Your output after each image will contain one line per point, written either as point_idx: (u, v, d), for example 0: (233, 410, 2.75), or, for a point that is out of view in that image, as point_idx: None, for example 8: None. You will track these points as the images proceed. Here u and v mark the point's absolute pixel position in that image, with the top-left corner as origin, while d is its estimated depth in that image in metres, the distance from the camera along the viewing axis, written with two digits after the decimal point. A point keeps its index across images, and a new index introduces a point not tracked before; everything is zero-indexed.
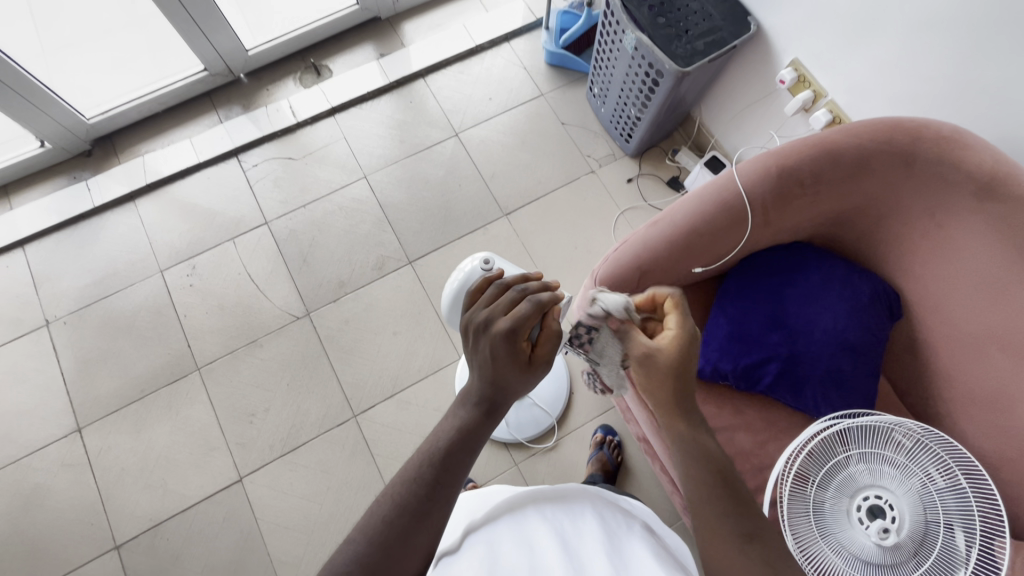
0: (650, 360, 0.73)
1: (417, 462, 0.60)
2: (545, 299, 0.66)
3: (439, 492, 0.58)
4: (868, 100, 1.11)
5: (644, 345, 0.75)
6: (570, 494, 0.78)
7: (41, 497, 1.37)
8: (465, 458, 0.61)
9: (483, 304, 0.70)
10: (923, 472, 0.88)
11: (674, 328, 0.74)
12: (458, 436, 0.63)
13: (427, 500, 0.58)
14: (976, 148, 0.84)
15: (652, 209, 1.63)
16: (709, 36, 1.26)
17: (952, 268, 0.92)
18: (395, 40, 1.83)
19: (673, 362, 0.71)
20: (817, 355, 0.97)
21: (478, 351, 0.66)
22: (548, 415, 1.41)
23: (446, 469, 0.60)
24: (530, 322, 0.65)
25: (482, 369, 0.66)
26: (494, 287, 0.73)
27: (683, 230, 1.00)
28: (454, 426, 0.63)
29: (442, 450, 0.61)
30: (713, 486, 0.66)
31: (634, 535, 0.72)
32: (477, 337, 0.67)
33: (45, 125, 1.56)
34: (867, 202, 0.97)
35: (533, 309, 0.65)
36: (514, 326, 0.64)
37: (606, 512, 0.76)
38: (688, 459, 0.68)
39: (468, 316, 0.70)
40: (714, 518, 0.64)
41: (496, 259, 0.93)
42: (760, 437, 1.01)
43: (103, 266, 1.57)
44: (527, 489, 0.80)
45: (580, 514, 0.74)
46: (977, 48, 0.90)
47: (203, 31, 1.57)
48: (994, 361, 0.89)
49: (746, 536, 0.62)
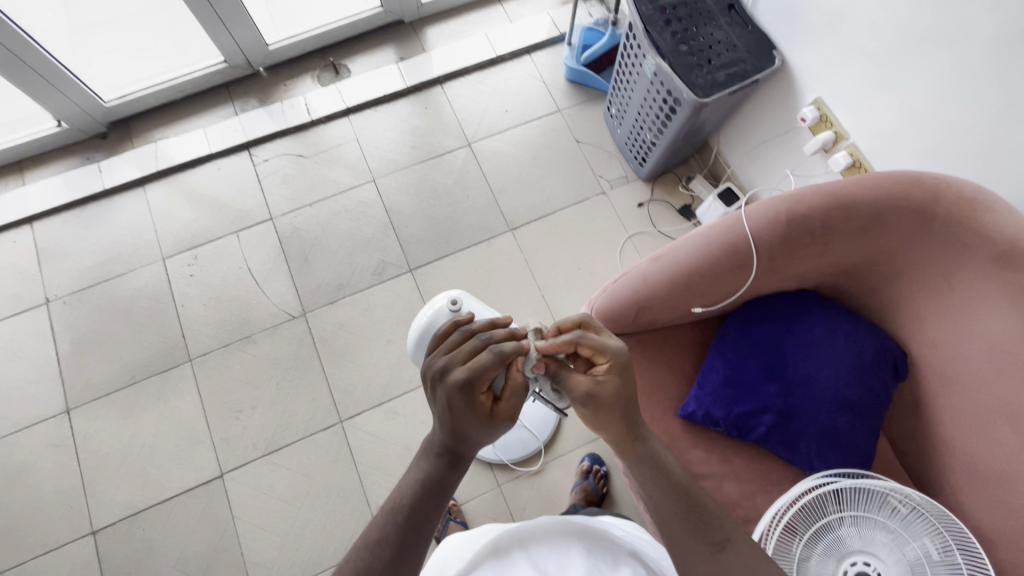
0: (598, 398, 0.70)
1: (383, 520, 0.61)
2: (508, 350, 0.63)
3: (405, 553, 0.59)
4: (891, 148, 1.07)
5: (584, 382, 0.71)
6: (554, 526, 0.76)
7: (24, 476, 1.37)
8: (434, 514, 0.62)
9: (445, 349, 0.68)
10: (917, 543, 0.83)
11: (609, 361, 0.71)
12: (424, 488, 0.63)
13: (394, 563, 0.58)
14: (998, 212, 0.80)
15: (661, 236, 1.60)
16: (731, 67, 1.23)
17: (963, 334, 0.87)
18: (416, 45, 1.82)
19: (620, 392, 0.70)
20: (814, 411, 0.93)
21: (437, 400, 0.65)
22: (534, 438, 1.38)
23: (413, 526, 0.60)
24: (489, 373, 0.63)
25: (442, 419, 0.65)
26: (459, 332, 0.70)
27: (683, 271, 0.97)
28: (418, 479, 0.64)
29: (410, 506, 0.62)
30: (678, 505, 0.68)
31: (622, 566, 0.71)
32: (435, 385, 0.65)
33: (63, 105, 1.57)
34: (877, 257, 0.93)
35: (492, 361, 0.63)
36: (472, 377, 0.62)
37: (593, 547, 0.73)
38: (651, 481, 0.70)
39: (428, 361, 0.68)
40: (685, 535, 0.66)
41: (463, 300, 1.00)
42: (748, 489, 0.97)
43: (107, 248, 1.58)
44: (512, 528, 0.78)
45: (566, 550, 0.72)
46: (1007, 106, 0.85)
47: (225, 23, 1.57)
48: (996, 435, 0.83)
49: (718, 546, 0.65)
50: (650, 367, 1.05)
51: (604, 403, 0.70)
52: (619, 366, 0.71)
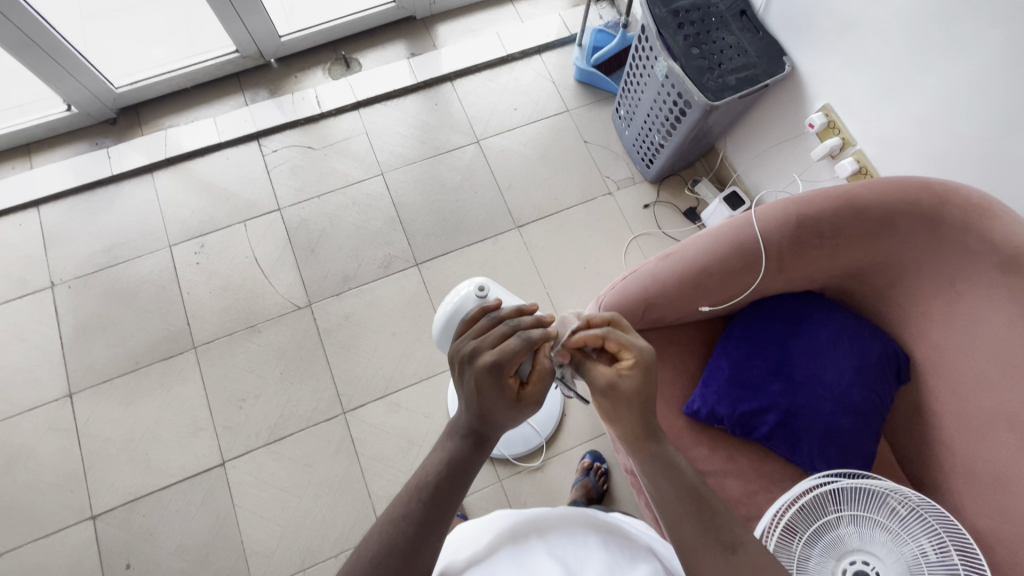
0: (617, 391, 0.73)
1: (406, 498, 0.62)
2: (536, 336, 0.65)
3: (428, 529, 0.60)
4: (897, 155, 1.09)
5: (606, 375, 0.74)
6: (569, 519, 0.75)
7: (24, 458, 1.37)
8: (455, 492, 0.64)
9: (473, 334, 0.70)
10: (915, 544, 0.84)
11: (632, 358, 0.73)
12: (448, 468, 0.65)
13: (417, 539, 0.59)
14: (1005, 219, 0.82)
15: (666, 237, 1.61)
16: (742, 72, 1.25)
17: (965, 338, 0.89)
18: (427, 41, 1.83)
19: (638, 388, 0.72)
20: (818, 411, 0.95)
21: (465, 382, 0.66)
22: (537, 434, 1.39)
23: (436, 505, 0.62)
24: (517, 358, 0.65)
25: (468, 401, 0.66)
26: (487, 318, 0.72)
27: (695, 268, 0.98)
28: (442, 459, 0.66)
29: (432, 484, 0.63)
30: (687, 502, 0.68)
31: (640, 561, 0.69)
32: (464, 368, 0.66)
33: (74, 90, 1.57)
34: (884, 261, 0.95)
35: (521, 346, 0.64)
36: (500, 360, 0.64)
37: (610, 539, 0.73)
38: (660, 477, 0.70)
39: (457, 345, 0.69)
40: (692, 531, 0.66)
41: (492, 286, 0.93)
42: (750, 486, 0.98)
43: (113, 234, 1.58)
44: (528, 518, 0.77)
45: (584, 542, 0.71)
46: (1013, 117, 0.87)
47: (239, 14, 1.57)
48: (996, 438, 0.85)
49: (731, 548, 0.65)
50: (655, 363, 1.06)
51: (621, 398, 0.73)
52: (641, 365, 0.72)
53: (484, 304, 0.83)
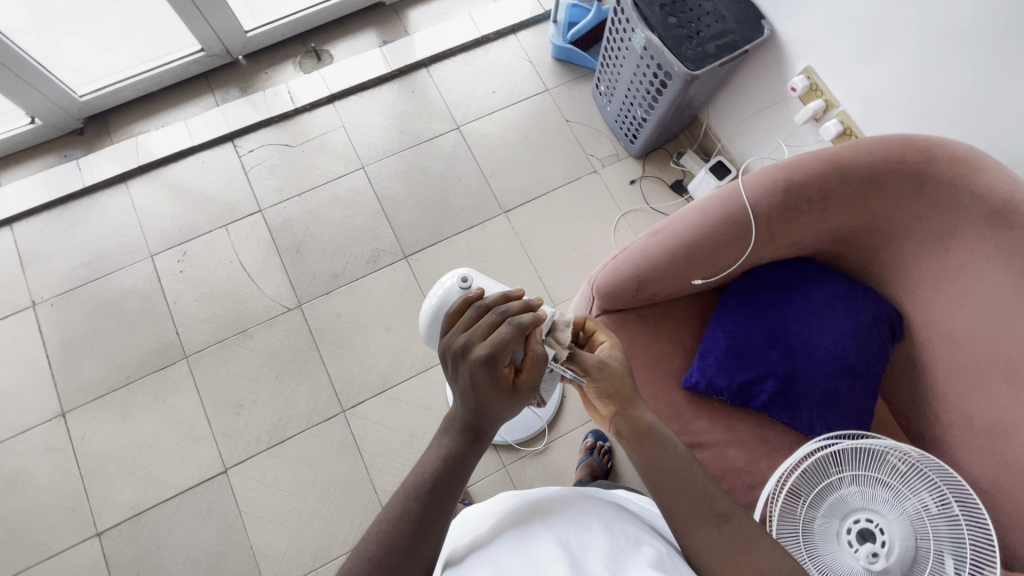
0: (608, 369, 0.78)
1: (407, 495, 0.62)
2: (526, 321, 0.65)
3: (427, 525, 0.61)
4: (880, 113, 1.08)
5: (595, 356, 0.79)
6: (571, 501, 0.74)
7: (22, 481, 1.35)
8: (452, 486, 0.64)
9: (462, 328, 0.69)
10: (917, 499, 0.85)
11: (610, 339, 0.83)
12: (444, 464, 0.65)
13: (416, 537, 0.60)
14: (991, 171, 0.82)
15: (654, 212, 1.60)
16: (721, 39, 1.23)
17: (958, 291, 0.90)
18: (398, 27, 1.79)
19: (623, 363, 0.80)
20: (815, 375, 0.95)
21: (459, 378, 0.65)
22: (539, 419, 1.39)
23: (435, 500, 0.62)
24: (510, 346, 0.64)
25: (465, 396, 0.65)
26: (473, 309, 0.71)
27: (684, 243, 0.97)
28: (439, 455, 0.65)
29: (430, 481, 0.63)
30: (677, 476, 0.71)
31: (641, 540, 0.68)
32: (457, 363, 0.65)
33: (36, 102, 1.52)
34: (874, 221, 0.95)
35: (513, 333, 0.64)
36: (494, 351, 0.63)
37: (612, 521, 0.71)
38: (655, 454, 0.73)
39: (446, 341, 0.68)
40: (688, 503, 0.69)
41: (475, 276, 0.91)
42: (752, 454, 0.99)
43: (91, 248, 1.54)
44: (535, 501, 0.75)
45: (583, 520, 0.69)
46: (996, 66, 0.86)
47: (200, 11, 1.52)
48: (992, 389, 0.86)
49: (723, 518, 0.68)
50: (652, 340, 1.06)
51: (614, 370, 0.78)
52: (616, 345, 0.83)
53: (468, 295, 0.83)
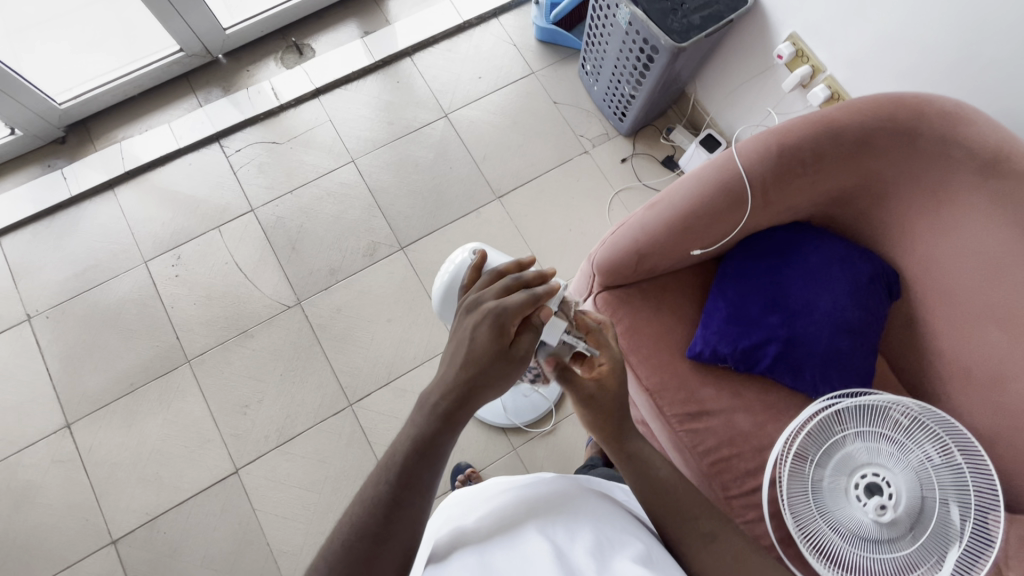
0: (601, 396, 0.78)
1: (419, 477, 0.63)
2: (541, 292, 0.68)
3: (398, 510, 0.61)
4: (868, 75, 1.09)
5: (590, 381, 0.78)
6: (559, 486, 0.73)
7: (32, 494, 1.35)
8: (425, 471, 0.63)
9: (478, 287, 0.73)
10: (920, 450, 0.87)
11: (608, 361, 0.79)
12: (414, 445, 0.64)
13: (384, 521, 0.60)
14: (981, 124, 0.83)
15: (647, 189, 1.61)
16: (705, 10, 1.23)
17: (951, 248, 0.91)
18: (379, 16, 1.76)
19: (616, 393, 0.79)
20: (815, 336, 0.97)
21: (463, 330, 0.68)
22: (545, 400, 1.40)
23: (406, 486, 0.62)
24: (518, 310, 0.67)
25: (460, 347, 0.67)
26: (490, 273, 0.75)
27: (682, 212, 0.98)
28: (411, 434, 0.65)
29: (400, 463, 0.63)
30: (660, 498, 0.75)
31: (626, 531, 0.67)
32: (467, 316, 0.69)
33: (14, 112, 1.49)
34: (867, 182, 0.96)
35: (524, 299, 0.67)
36: (503, 310, 0.66)
37: (600, 510, 0.70)
38: (636, 476, 0.76)
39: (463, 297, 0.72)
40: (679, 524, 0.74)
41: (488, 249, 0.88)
42: (759, 418, 1.01)
43: (83, 258, 1.52)
44: (527, 488, 0.73)
45: (572, 509, 0.68)
46: (979, 19, 0.87)
47: (177, 10, 1.49)
48: (988, 338, 0.89)
49: (709, 538, 0.73)
50: (654, 312, 1.06)
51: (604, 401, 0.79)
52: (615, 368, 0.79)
53: (478, 266, 0.83)
